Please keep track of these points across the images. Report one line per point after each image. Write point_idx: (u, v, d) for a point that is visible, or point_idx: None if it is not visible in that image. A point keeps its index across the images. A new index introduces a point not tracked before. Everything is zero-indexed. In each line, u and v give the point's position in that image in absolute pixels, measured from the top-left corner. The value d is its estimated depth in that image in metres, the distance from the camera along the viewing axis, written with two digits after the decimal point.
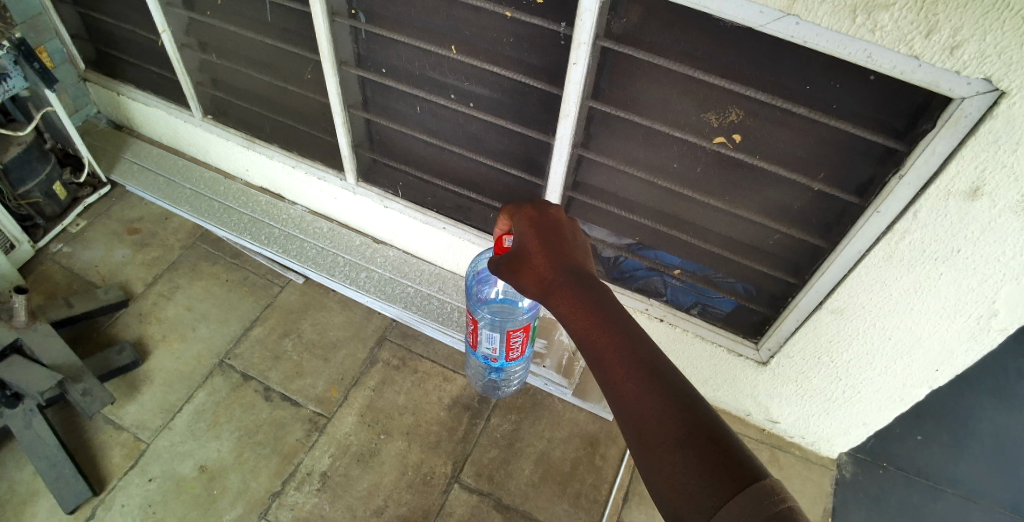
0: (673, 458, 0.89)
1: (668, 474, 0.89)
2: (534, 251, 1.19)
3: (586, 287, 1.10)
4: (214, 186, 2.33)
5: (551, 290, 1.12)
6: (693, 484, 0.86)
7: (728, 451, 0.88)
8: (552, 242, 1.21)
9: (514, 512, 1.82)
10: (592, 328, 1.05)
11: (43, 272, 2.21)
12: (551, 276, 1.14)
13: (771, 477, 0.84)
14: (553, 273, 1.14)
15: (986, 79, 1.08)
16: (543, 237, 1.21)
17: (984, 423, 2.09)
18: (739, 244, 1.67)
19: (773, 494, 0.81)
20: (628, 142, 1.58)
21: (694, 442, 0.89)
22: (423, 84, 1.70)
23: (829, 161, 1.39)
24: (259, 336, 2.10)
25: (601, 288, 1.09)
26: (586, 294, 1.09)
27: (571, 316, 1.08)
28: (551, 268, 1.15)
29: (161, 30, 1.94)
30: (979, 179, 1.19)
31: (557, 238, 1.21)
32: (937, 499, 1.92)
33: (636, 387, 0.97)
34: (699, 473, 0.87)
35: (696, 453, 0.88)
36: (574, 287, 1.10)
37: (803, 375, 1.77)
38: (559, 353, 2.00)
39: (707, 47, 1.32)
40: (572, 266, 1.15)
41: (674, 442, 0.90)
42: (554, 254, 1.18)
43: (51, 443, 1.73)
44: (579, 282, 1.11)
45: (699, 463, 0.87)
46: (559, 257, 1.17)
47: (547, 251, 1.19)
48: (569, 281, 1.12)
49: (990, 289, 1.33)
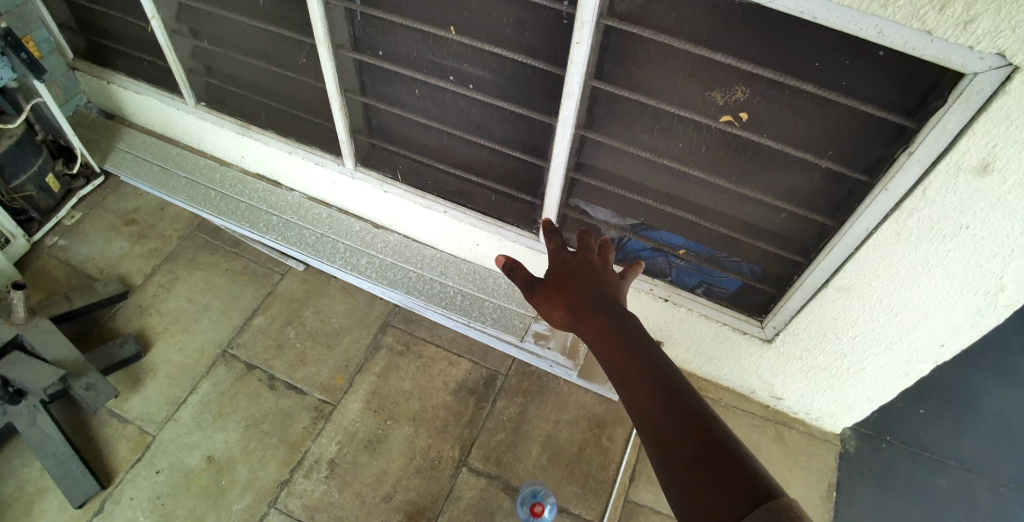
0: (691, 475, 0.92)
1: (685, 490, 0.92)
2: (566, 278, 1.27)
3: (614, 314, 1.16)
4: (209, 174, 2.29)
5: (578, 314, 1.19)
6: (710, 497, 0.89)
7: (744, 471, 0.90)
8: (584, 271, 1.28)
9: (523, 496, 1.83)
10: (617, 352, 1.10)
11: (40, 266, 2.18)
12: (579, 301, 1.21)
13: (787, 498, 0.85)
14: (582, 299, 1.21)
15: (999, 54, 1.06)
16: (576, 267, 1.29)
17: (985, 398, 2.11)
18: (745, 224, 1.66)
19: (787, 512, 0.83)
20: (633, 122, 1.56)
21: (711, 461, 0.92)
22: (422, 67, 1.67)
23: (837, 139, 1.37)
24: (261, 325, 2.09)
25: (628, 317, 1.15)
26: (613, 320, 1.15)
27: (597, 340, 1.14)
28: (582, 295, 1.22)
29: (150, 16, 1.89)
30: (989, 155, 1.18)
31: (587, 268, 1.29)
32: (940, 474, 1.94)
33: (658, 407, 1.01)
34: (716, 488, 0.89)
35: (712, 471, 0.91)
36: (603, 314, 1.17)
37: (808, 353, 1.77)
38: (564, 334, 1.99)
39: (713, 25, 1.29)
40: (602, 293, 1.22)
41: (691, 459, 0.94)
42: (585, 282, 1.25)
43: (57, 439, 1.72)
44: (608, 310, 1.17)
45: (717, 479, 0.90)
46: (589, 286, 1.24)
47: (578, 279, 1.26)
48: (597, 307, 1.18)
49: (997, 266, 1.33)
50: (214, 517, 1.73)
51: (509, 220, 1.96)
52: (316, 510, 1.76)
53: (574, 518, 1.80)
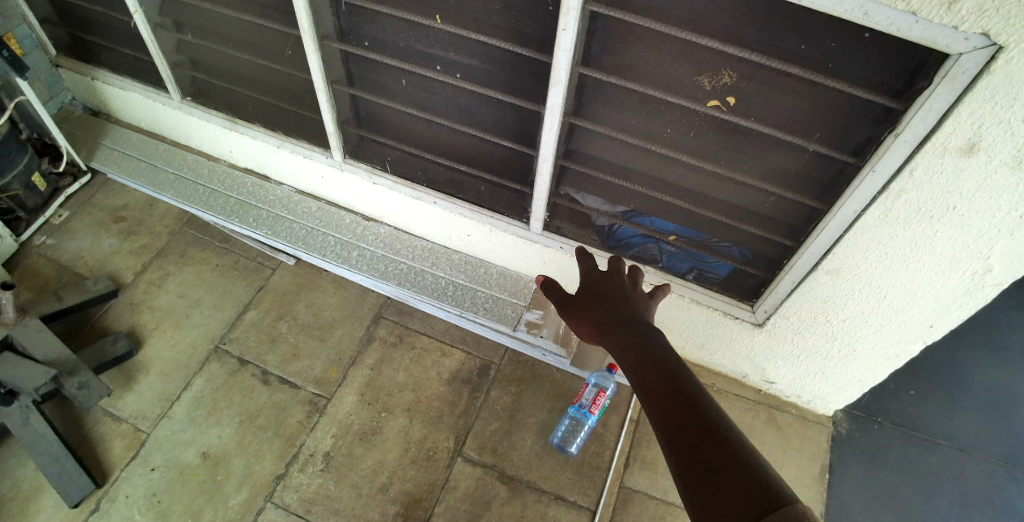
0: (710, 487, 0.96)
1: (701, 496, 0.96)
2: (592, 297, 1.33)
3: (638, 330, 1.21)
4: (197, 169, 2.27)
5: (604, 328, 1.25)
6: (728, 509, 0.92)
7: (761, 482, 0.93)
8: (610, 290, 1.34)
9: (519, 484, 1.84)
10: (641, 364, 1.15)
11: (29, 265, 2.16)
12: (605, 317, 1.27)
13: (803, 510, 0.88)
14: (607, 316, 1.27)
15: (984, 34, 1.07)
16: (602, 286, 1.35)
17: (976, 376, 2.12)
18: (735, 208, 1.66)
19: None
20: (620, 108, 1.55)
21: (728, 470, 0.96)
22: (409, 57, 1.66)
23: (824, 122, 1.37)
24: (254, 320, 2.09)
25: (652, 333, 1.20)
26: (637, 335, 1.20)
27: (621, 353, 1.19)
28: (608, 312, 1.28)
29: (133, 10, 1.87)
30: (976, 135, 1.18)
31: (612, 287, 1.35)
32: (932, 453, 1.96)
33: (677, 420, 1.05)
34: (735, 502, 0.92)
35: (729, 479, 0.95)
36: (627, 329, 1.22)
37: (799, 336, 1.78)
38: (556, 322, 1.97)
39: (699, 8, 1.28)
40: (628, 311, 1.28)
41: (709, 468, 0.98)
42: (610, 299, 1.31)
43: (51, 439, 1.72)
44: (632, 326, 1.23)
45: (735, 493, 0.93)
46: (614, 304, 1.30)
47: (603, 298, 1.32)
48: (622, 323, 1.24)
49: (984, 246, 1.33)
50: (211, 512, 1.74)
51: (499, 210, 1.96)
52: (313, 503, 1.77)
53: (570, 505, 1.81)
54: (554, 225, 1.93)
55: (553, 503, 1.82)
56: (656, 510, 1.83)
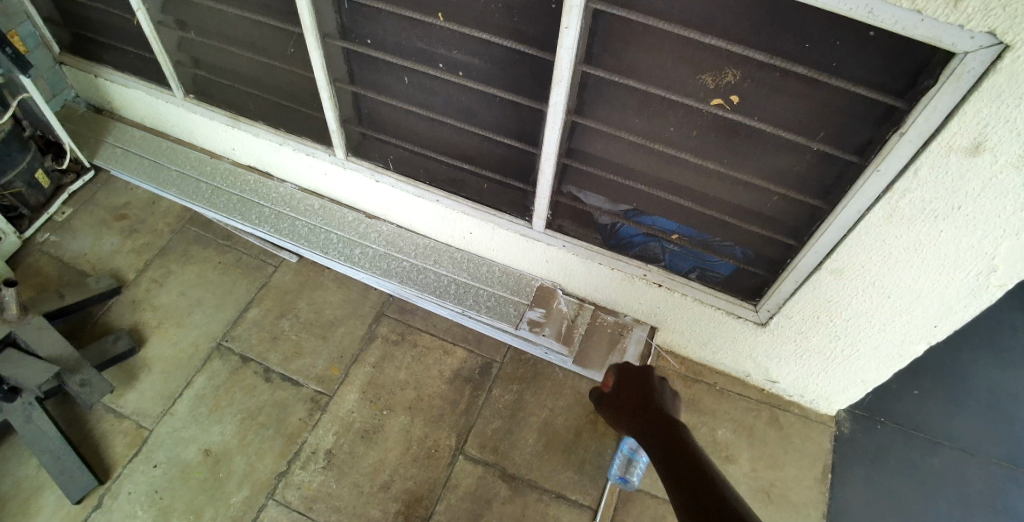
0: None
1: None
2: (628, 391, 1.40)
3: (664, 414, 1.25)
4: (200, 167, 2.28)
5: (636, 413, 1.30)
6: None
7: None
8: (643, 384, 1.40)
9: (520, 482, 1.84)
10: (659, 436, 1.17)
11: (31, 263, 2.17)
12: (636, 405, 1.33)
13: None
14: (639, 406, 1.32)
15: (990, 33, 1.06)
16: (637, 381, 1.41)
17: (980, 377, 2.11)
18: (738, 208, 1.65)
19: None
20: (623, 107, 1.54)
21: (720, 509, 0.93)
22: (411, 55, 1.66)
23: (828, 121, 1.36)
24: (255, 317, 2.09)
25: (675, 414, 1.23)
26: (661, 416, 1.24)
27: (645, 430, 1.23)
28: (641, 403, 1.33)
29: (135, 8, 1.87)
30: (981, 135, 1.17)
31: (645, 380, 1.41)
32: (934, 453, 1.95)
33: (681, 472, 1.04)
34: None
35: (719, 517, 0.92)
36: (654, 413, 1.26)
37: (802, 336, 1.77)
38: (558, 321, 2.00)
39: (703, 7, 1.28)
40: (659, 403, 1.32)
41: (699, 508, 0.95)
42: (644, 390, 1.37)
43: (53, 437, 1.73)
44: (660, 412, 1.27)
45: None
46: (647, 396, 1.35)
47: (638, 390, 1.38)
48: (651, 410, 1.29)
49: (989, 245, 1.32)
50: (213, 510, 1.74)
51: (501, 208, 1.96)
52: (314, 501, 1.77)
53: (571, 504, 1.81)
54: (556, 224, 1.93)
55: (554, 501, 1.81)
56: (657, 509, 1.83)
